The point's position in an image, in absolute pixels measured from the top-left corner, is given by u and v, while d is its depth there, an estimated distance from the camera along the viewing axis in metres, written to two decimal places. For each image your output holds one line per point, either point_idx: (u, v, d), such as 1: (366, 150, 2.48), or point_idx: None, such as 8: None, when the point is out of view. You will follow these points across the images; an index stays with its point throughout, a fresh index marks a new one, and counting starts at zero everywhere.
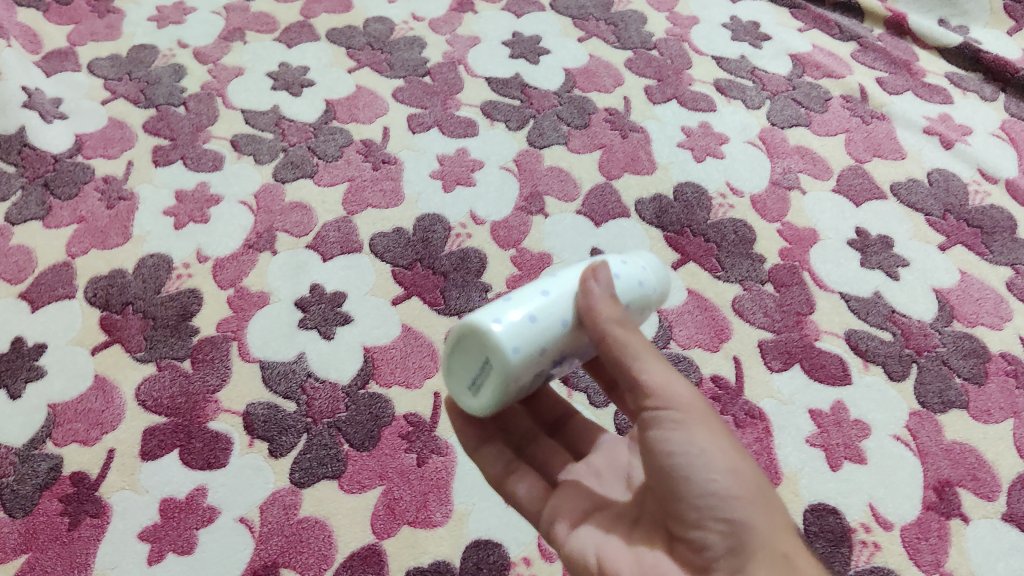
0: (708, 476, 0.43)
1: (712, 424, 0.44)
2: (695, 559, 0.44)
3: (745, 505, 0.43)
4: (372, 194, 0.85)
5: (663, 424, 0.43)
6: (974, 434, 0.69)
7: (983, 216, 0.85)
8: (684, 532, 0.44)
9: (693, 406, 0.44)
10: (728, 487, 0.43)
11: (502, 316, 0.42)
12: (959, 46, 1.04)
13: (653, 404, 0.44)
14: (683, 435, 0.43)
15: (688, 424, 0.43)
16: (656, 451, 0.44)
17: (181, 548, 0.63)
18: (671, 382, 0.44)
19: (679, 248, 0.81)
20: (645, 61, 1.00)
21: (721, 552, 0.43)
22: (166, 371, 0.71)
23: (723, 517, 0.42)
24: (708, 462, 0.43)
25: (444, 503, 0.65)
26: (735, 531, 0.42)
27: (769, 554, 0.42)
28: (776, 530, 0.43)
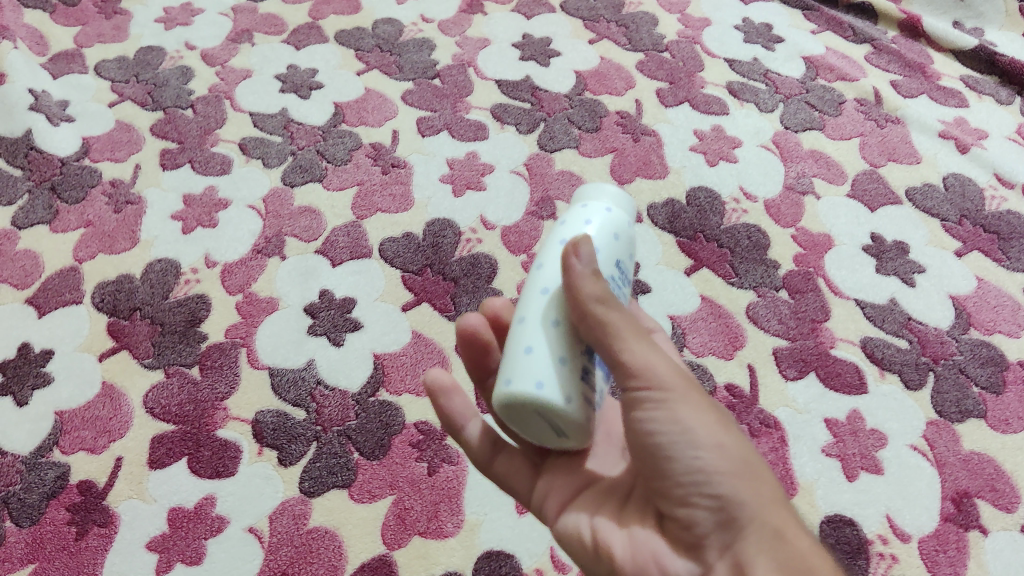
0: (692, 453, 0.41)
1: (694, 398, 0.42)
2: (685, 537, 0.42)
3: (730, 479, 0.41)
4: (381, 199, 0.84)
5: (647, 404, 0.41)
6: (993, 444, 0.68)
7: (999, 221, 0.84)
8: (672, 509, 0.43)
9: (677, 382, 0.41)
10: (712, 462, 0.41)
11: (541, 375, 0.40)
12: (974, 49, 1.03)
13: (637, 384, 0.41)
14: (666, 414, 0.41)
15: (671, 401, 0.41)
16: (641, 430, 0.42)
17: (190, 558, 0.62)
18: (653, 359, 0.41)
19: (692, 254, 0.80)
20: (657, 64, 0.99)
21: (709, 528, 0.41)
22: (174, 378, 0.71)
23: (710, 493, 0.41)
24: (690, 439, 0.41)
25: (455, 513, 0.65)
26: (723, 506, 0.41)
27: (760, 527, 0.40)
28: (764, 501, 0.41)
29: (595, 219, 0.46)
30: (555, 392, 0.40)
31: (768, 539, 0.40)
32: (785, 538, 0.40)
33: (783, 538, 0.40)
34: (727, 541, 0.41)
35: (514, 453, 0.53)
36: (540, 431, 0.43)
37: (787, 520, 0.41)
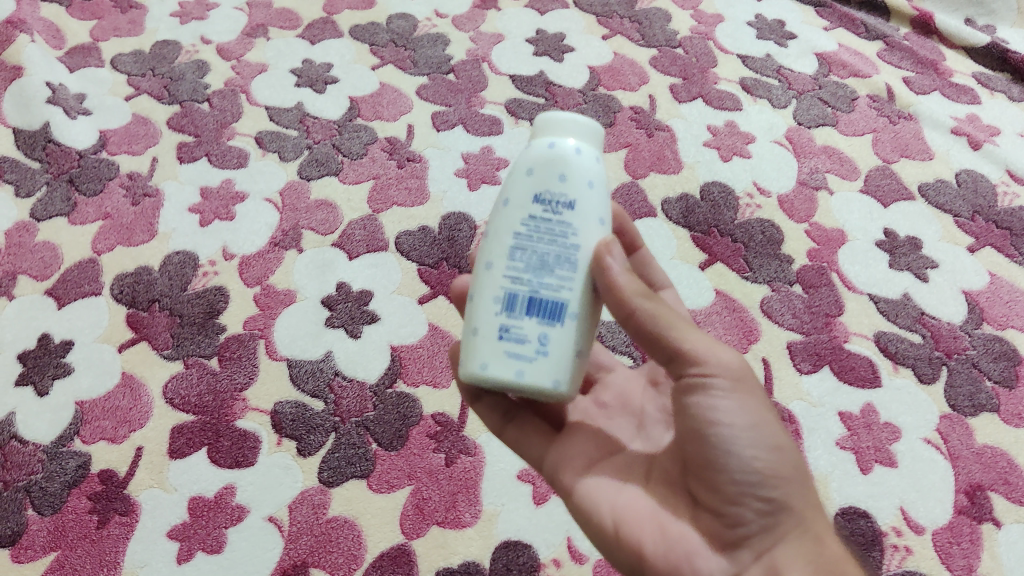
0: (753, 453, 0.42)
1: (759, 398, 0.43)
2: (725, 532, 0.43)
3: (787, 483, 0.43)
4: (397, 193, 0.84)
5: (714, 393, 0.42)
6: (1005, 437, 0.68)
7: (1012, 217, 0.84)
8: (718, 505, 0.43)
9: (744, 374, 0.43)
10: (772, 466, 0.42)
11: (485, 357, 0.42)
12: (986, 46, 1.03)
13: (700, 372, 0.42)
14: (734, 404, 0.42)
15: (740, 393, 0.42)
16: (698, 417, 0.43)
17: (211, 547, 0.63)
18: (723, 350, 0.43)
19: (706, 249, 0.80)
20: (670, 59, 0.99)
21: (758, 529, 0.43)
22: (194, 368, 0.71)
23: (766, 495, 0.42)
24: (753, 438, 0.42)
25: (473, 504, 0.65)
26: (775, 508, 0.43)
27: (803, 531, 0.43)
28: (809, 507, 0.44)
29: (531, 167, 0.45)
30: (472, 368, 0.43)
31: (811, 544, 0.43)
32: (824, 543, 0.43)
33: (823, 544, 0.43)
34: (772, 541, 0.42)
35: (524, 424, 0.53)
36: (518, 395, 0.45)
37: (822, 526, 0.44)
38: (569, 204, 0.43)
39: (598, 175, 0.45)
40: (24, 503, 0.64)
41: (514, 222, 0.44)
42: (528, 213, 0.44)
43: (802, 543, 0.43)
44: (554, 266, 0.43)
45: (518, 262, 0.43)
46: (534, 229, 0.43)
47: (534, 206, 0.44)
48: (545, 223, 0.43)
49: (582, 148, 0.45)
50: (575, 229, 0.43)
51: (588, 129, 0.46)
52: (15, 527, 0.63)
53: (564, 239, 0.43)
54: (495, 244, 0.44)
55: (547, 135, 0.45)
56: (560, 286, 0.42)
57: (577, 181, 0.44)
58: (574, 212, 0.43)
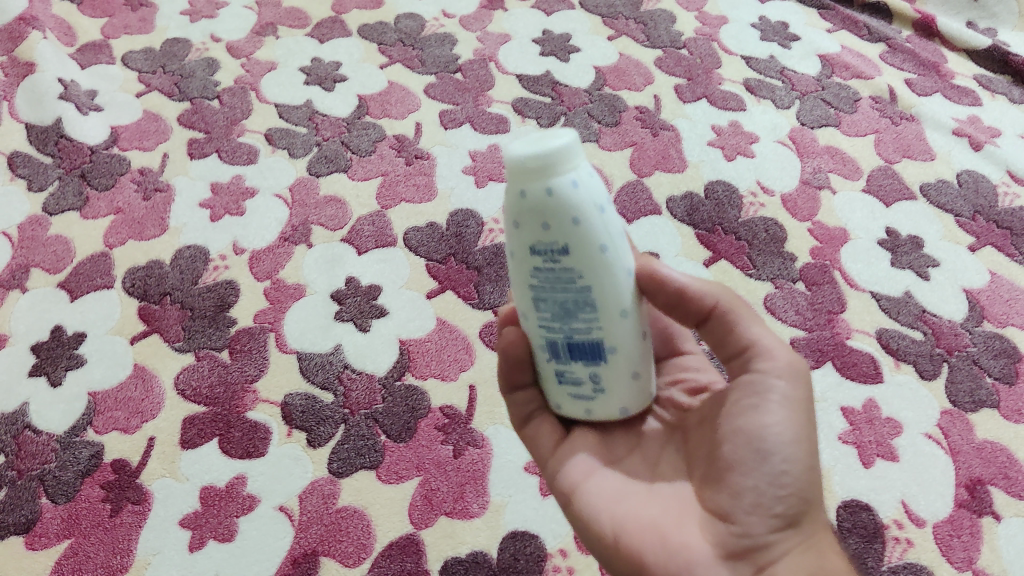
0: (784, 466, 0.42)
1: (807, 415, 0.43)
2: (731, 542, 0.42)
3: (803, 503, 0.42)
4: (405, 189, 0.85)
5: (764, 393, 0.43)
6: (1005, 433, 0.69)
7: (1012, 217, 0.86)
8: (730, 511, 0.42)
9: (799, 384, 0.44)
10: (796, 482, 0.42)
11: (557, 397, 0.47)
12: (987, 49, 1.04)
13: (763, 368, 0.43)
14: (780, 412, 0.42)
15: (790, 403, 0.43)
16: (741, 416, 0.43)
17: (222, 535, 0.64)
18: (788, 354, 0.44)
19: (710, 246, 0.81)
20: (675, 60, 1.00)
21: (766, 542, 0.41)
22: (205, 360, 0.72)
23: (782, 510, 0.42)
24: (788, 451, 0.42)
25: (481, 495, 0.66)
26: (789, 524, 0.42)
27: (808, 552, 0.42)
28: (820, 534, 0.43)
29: (515, 219, 0.41)
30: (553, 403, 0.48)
31: (815, 566, 0.42)
32: (829, 567, 0.42)
33: (827, 566, 0.42)
34: (778, 555, 0.41)
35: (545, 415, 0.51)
36: None
37: (830, 555, 0.43)
38: (565, 255, 0.41)
39: (583, 198, 0.40)
40: (38, 492, 0.65)
41: (525, 274, 0.43)
42: (532, 268, 0.42)
43: (806, 563, 0.42)
44: (577, 313, 0.42)
45: (545, 313, 0.43)
46: (543, 280, 0.42)
47: (535, 258, 0.42)
48: (554, 276, 0.42)
49: (551, 188, 0.40)
50: (579, 273, 0.41)
51: (554, 156, 0.39)
52: (29, 515, 0.64)
53: (575, 288, 0.42)
54: (520, 291, 0.44)
55: (513, 178, 0.41)
56: (590, 329, 0.42)
57: (564, 228, 0.40)
58: (573, 259, 0.41)
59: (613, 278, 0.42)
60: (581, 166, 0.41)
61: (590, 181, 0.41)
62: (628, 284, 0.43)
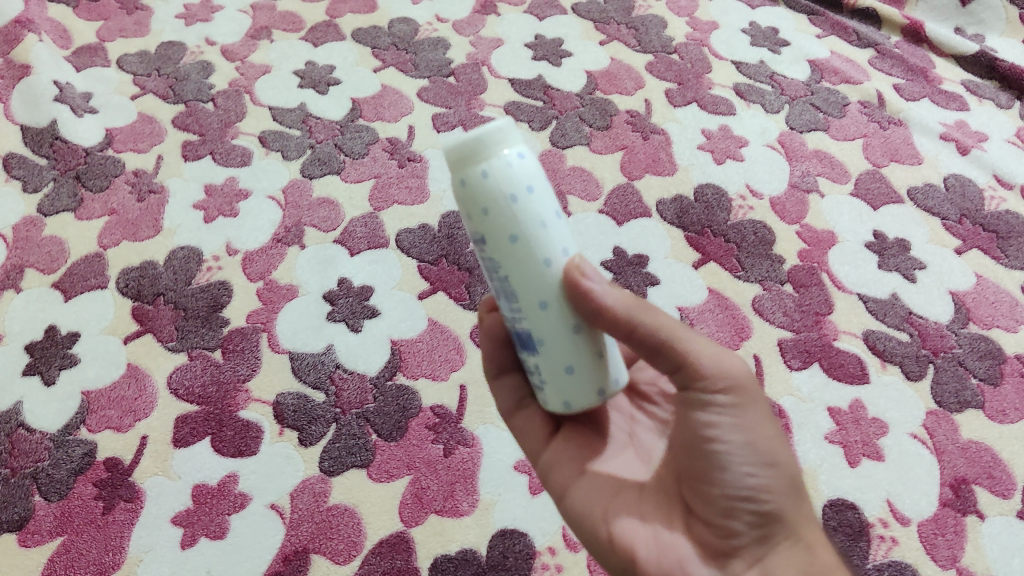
0: (747, 469, 0.43)
1: (759, 413, 0.44)
2: (716, 542, 0.43)
3: (779, 498, 0.43)
4: (398, 191, 0.86)
5: (711, 406, 0.43)
6: (990, 433, 0.70)
7: (998, 221, 0.86)
8: (709, 516, 0.44)
9: (749, 388, 0.43)
10: (765, 480, 0.43)
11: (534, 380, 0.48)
12: (975, 55, 1.05)
13: (704, 385, 0.43)
14: (734, 421, 0.43)
15: (741, 410, 0.43)
16: (694, 429, 0.44)
17: (214, 533, 0.64)
18: (723, 361, 0.43)
19: (700, 248, 0.82)
20: (666, 65, 1.01)
21: (748, 540, 0.43)
22: (198, 360, 0.73)
23: (758, 509, 0.43)
24: (748, 454, 0.43)
25: (471, 493, 0.67)
26: (767, 522, 0.43)
27: (793, 543, 0.43)
28: (804, 523, 0.44)
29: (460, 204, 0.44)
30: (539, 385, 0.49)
31: (802, 556, 0.43)
32: (818, 556, 0.43)
33: (815, 554, 0.43)
34: (762, 552, 0.43)
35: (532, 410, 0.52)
36: None
37: (817, 542, 0.44)
38: (482, 243, 0.43)
39: (489, 190, 0.41)
40: (31, 489, 0.65)
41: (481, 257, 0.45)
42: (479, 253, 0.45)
43: (791, 555, 0.43)
44: (508, 299, 0.44)
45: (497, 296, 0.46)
46: (484, 265, 0.44)
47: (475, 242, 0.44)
48: (488, 264, 0.44)
49: (461, 178, 0.41)
50: (497, 261, 0.43)
51: (460, 149, 0.41)
52: (23, 513, 0.64)
53: (499, 274, 0.43)
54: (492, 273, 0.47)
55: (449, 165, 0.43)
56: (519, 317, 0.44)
57: (476, 218, 0.42)
58: (490, 247, 0.42)
59: (531, 269, 0.42)
60: (498, 157, 0.41)
61: (504, 172, 0.41)
62: (553, 272, 0.43)
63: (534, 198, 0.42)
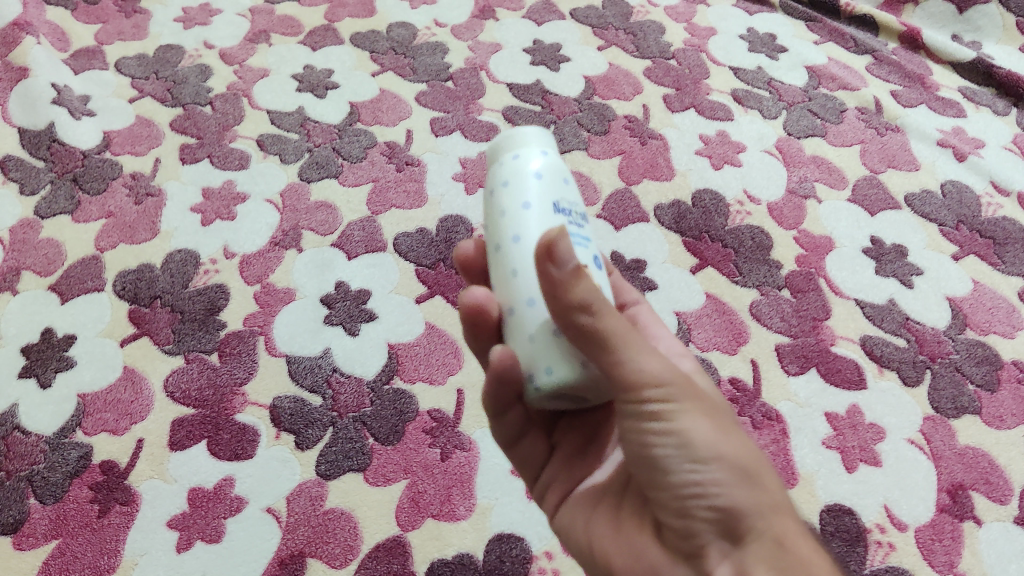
0: (689, 469, 0.41)
1: (693, 400, 0.42)
2: (683, 548, 0.43)
3: (731, 493, 0.42)
4: (396, 195, 0.86)
5: (643, 413, 0.41)
6: (987, 439, 0.70)
7: (995, 227, 0.87)
8: (671, 519, 0.43)
9: (676, 388, 0.41)
10: (713, 473, 0.41)
11: None
12: (972, 62, 1.06)
13: (632, 395, 0.41)
14: (665, 424, 0.41)
15: (671, 412, 0.41)
16: (633, 438, 0.42)
17: (210, 536, 0.64)
18: (648, 364, 0.41)
19: (697, 253, 0.82)
20: (664, 71, 1.01)
21: (711, 540, 0.42)
22: (194, 363, 0.73)
23: (712, 505, 0.41)
24: (687, 454, 0.41)
25: (467, 497, 0.66)
26: (722, 520, 0.42)
27: (760, 537, 0.41)
28: (766, 511, 0.42)
29: None
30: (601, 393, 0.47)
31: (769, 551, 0.41)
32: (788, 545, 0.41)
33: (787, 545, 0.41)
34: (728, 552, 0.42)
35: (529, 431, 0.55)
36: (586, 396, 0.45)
37: (786, 527, 0.42)
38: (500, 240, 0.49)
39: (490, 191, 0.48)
40: (26, 492, 0.65)
41: None
42: None
43: (759, 552, 0.41)
44: None
45: None
46: None
47: None
48: None
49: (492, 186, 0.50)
50: None
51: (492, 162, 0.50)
52: (17, 516, 0.64)
53: None
54: None
55: None
56: None
57: None
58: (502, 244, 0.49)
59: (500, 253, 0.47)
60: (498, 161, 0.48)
61: (498, 172, 0.48)
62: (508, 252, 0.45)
63: (507, 190, 0.46)
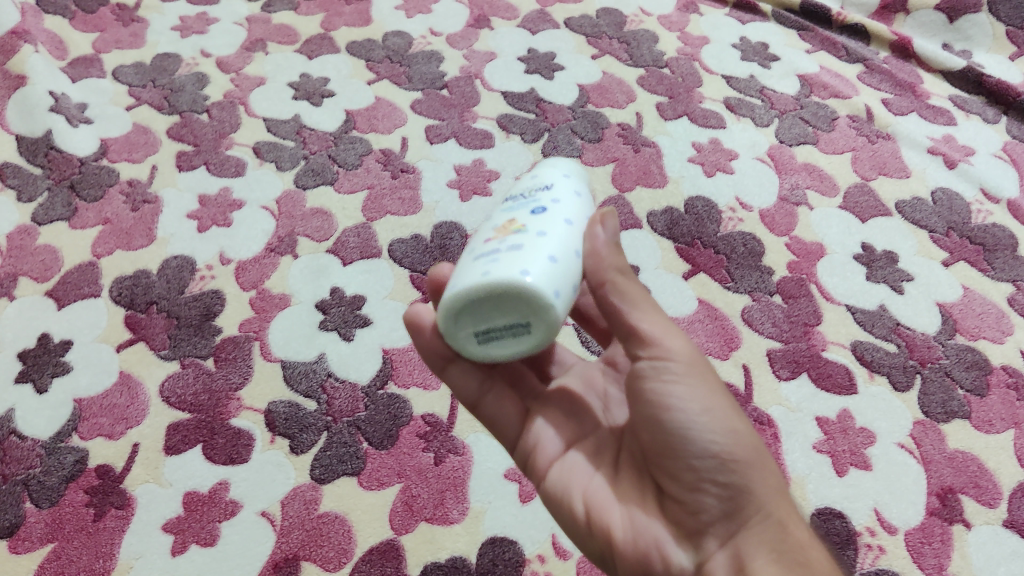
0: (707, 437, 0.44)
1: (708, 382, 0.45)
2: (689, 520, 0.45)
3: (744, 470, 0.44)
4: (391, 202, 0.87)
5: (663, 376, 0.44)
6: (976, 443, 0.71)
7: (985, 234, 0.87)
8: (680, 493, 0.45)
9: (693, 360, 0.45)
10: (730, 448, 0.44)
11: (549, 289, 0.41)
12: (962, 70, 1.07)
13: (649, 355, 0.44)
14: (684, 388, 0.44)
15: (688, 379, 0.44)
16: (652, 403, 0.45)
17: (205, 540, 0.64)
18: (668, 332, 0.44)
19: (689, 259, 0.83)
20: (657, 79, 1.02)
21: (718, 516, 0.44)
22: (190, 368, 0.73)
23: (723, 480, 0.44)
24: (707, 421, 0.44)
25: (461, 501, 0.67)
26: (733, 498, 0.44)
27: (764, 519, 0.44)
28: (771, 494, 0.44)
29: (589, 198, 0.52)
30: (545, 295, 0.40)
31: (773, 532, 0.43)
32: (789, 530, 0.44)
33: (788, 531, 0.44)
34: (734, 528, 0.44)
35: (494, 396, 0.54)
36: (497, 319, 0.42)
37: (787, 512, 0.45)
38: None
39: None
40: (22, 496, 0.65)
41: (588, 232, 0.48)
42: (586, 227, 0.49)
43: (762, 533, 0.43)
44: None
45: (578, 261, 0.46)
46: None
47: None
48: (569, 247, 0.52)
49: None
50: None
51: None
52: (13, 519, 0.64)
53: None
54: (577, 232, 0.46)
55: None
56: None
57: None
58: None
59: None
60: None
61: None
62: None
63: None
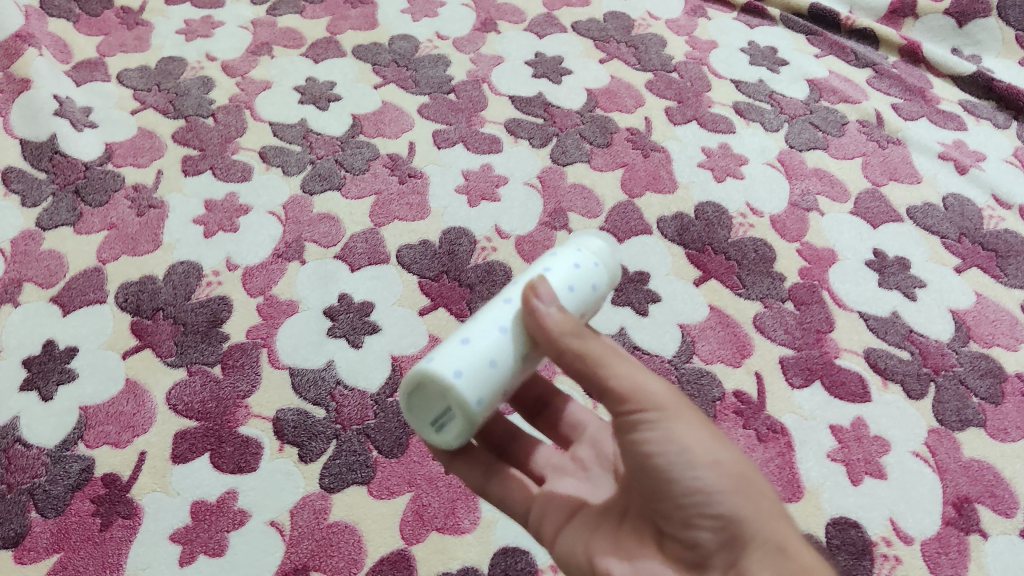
0: (690, 474, 0.44)
1: (689, 420, 0.45)
2: (688, 555, 0.45)
3: (732, 500, 0.44)
4: (399, 208, 0.86)
5: (640, 425, 0.44)
6: (992, 452, 0.70)
7: (997, 240, 0.87)
8: (675, 531, 0.45)
9: (671, 403, 0.44)
10: (712, 481, 0.44)
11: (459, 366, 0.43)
12: (972, 75, 1.06)
13: (630, 407, 0.44)
14: (663, 433, 0.44)
15: (667, 422, 0.44)
16: (637, 453, 0.45)
17: (213, 550, 0.63)
18: (640, 382, 0.44)
19: (700, 266, 0.82)
20: (666, 84, 1.02)
21: (716, 547, 0.44)
22: (197, 376, 0.72)
23: (712, 514, 0.44)
24: (688, 459, 0.44)
25: (472, 511, 0.66)
26: (725, 529, 0.44)
27: (762, 543, 0.43)
28: (764, 518, 0.44)
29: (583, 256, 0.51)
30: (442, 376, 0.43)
31: (772, 556, 0.43)
32: (789, 549, 0.43)
33: (787, 552, 0.43)
34: (733, 557, 0.43)
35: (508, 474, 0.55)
36: (425, 412, 0.46)
37: (785, 532, 0.44)
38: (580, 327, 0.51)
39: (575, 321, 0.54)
40: (27, 506, 0.64)
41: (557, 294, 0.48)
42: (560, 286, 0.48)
43: (760, 558, 0.43)
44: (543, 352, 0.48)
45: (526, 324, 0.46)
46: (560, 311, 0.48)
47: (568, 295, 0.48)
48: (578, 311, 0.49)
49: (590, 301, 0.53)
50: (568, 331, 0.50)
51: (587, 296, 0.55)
52: (18, 529, 0.63)
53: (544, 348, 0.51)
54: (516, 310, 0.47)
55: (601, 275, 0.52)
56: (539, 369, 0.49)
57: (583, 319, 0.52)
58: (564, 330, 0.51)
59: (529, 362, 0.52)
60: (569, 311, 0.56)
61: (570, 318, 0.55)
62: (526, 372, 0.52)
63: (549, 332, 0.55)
